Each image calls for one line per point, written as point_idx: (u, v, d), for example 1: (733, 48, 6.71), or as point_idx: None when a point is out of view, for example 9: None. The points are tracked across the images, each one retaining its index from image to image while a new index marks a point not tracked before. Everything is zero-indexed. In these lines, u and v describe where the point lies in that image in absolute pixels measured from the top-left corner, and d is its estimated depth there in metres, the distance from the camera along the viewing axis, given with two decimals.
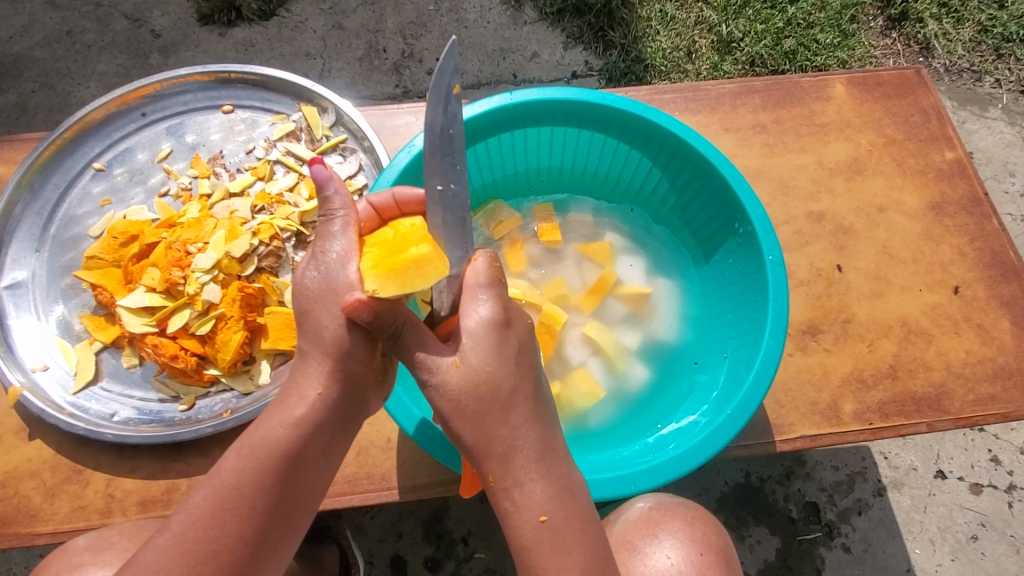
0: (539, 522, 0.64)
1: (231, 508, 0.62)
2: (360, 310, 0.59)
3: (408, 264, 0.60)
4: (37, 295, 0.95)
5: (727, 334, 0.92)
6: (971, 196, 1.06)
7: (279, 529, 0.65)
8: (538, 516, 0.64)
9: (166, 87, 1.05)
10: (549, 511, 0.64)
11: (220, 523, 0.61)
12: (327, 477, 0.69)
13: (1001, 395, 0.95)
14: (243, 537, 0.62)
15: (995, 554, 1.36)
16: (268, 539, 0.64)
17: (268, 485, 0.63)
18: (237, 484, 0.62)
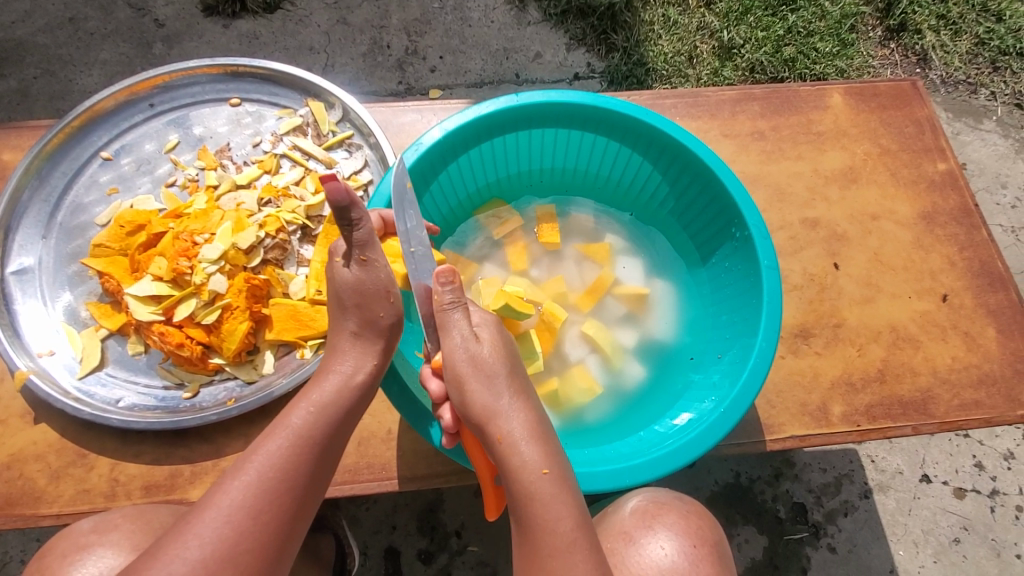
0: (541, 474, 0.67)
1: (295, 450, 0.68)
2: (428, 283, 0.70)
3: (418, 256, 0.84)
4: (43, 281, 0.97)
5: (722, 334, 0.94)
6: (962, 207, 1.09)
7: (327, 470, 0.72)
8: (541, 469, 0.67)
9: (175, 79, 1.06)
10: (550, 464, 0.67)
11: (295, 464, 0.68)
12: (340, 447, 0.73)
13: (985, 401, 0.98)
14: (307, 475, 0.68)
15: (976, 556, 1.39)
16: (319, 479, 0.70)
17: (312, 440, 0.70)
18: (300, 429, 0.69)
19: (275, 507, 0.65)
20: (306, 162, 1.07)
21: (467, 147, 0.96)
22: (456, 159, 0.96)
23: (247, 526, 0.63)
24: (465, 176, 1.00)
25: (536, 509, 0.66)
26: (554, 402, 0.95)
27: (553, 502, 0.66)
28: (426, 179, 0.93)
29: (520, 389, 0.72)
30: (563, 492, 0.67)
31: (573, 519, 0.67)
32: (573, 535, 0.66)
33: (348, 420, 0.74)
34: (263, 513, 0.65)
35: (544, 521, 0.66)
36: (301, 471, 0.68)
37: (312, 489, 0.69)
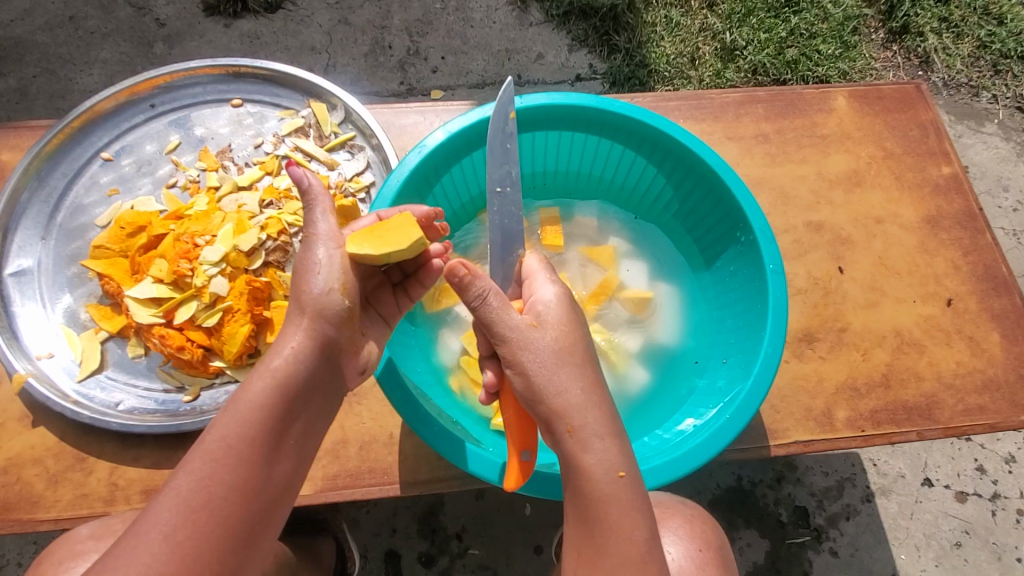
0: (618, 478, 0.65)
1: (225, 458, 0.62)
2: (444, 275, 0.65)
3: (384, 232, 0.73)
4: (42, 283, 0.96)
5: (727, 339, 0.94)
6: (966, 211, 1.08)
7: (278, 481, 0.66)
8: (616, 472, 0.65)
9: (176, 80, 1.06)
10: (626, 467, 0.65)
11: (212, 473, 0.60)
12: (309, 446, 0.71)
13: (989, 406, 0.97)
14: (242, 487, 0.62)
15: (978, 561, 1.39)
16: (266, 491, 0.64)
17: (257, 451, 0.64)
18: (233, 436, 0.63)
19: (192, 527, 0.58)
20: (308, 164, 1.05)
21: (471, 149, 0.95)
22: (459, 162, 0.95)
23: (160, 549, 0.56)
24: (469, 179, 0.99)
25: (608, 511, 0.64)
26: None
27: (626, 508, 0.64)
28: (430, 182, 0.93)
29: (593, 380, 0.68)
30: (639, 500, 0.65)
31: (650, 528, 0.65)
32: (648, 545, 0.65)
33: (311, 417, 0.71)
34: (178, 533, 0.57)
35: (618, 526, 0.64)
36: (227, 483, 0.61)
37: (255, 503, 0.63)
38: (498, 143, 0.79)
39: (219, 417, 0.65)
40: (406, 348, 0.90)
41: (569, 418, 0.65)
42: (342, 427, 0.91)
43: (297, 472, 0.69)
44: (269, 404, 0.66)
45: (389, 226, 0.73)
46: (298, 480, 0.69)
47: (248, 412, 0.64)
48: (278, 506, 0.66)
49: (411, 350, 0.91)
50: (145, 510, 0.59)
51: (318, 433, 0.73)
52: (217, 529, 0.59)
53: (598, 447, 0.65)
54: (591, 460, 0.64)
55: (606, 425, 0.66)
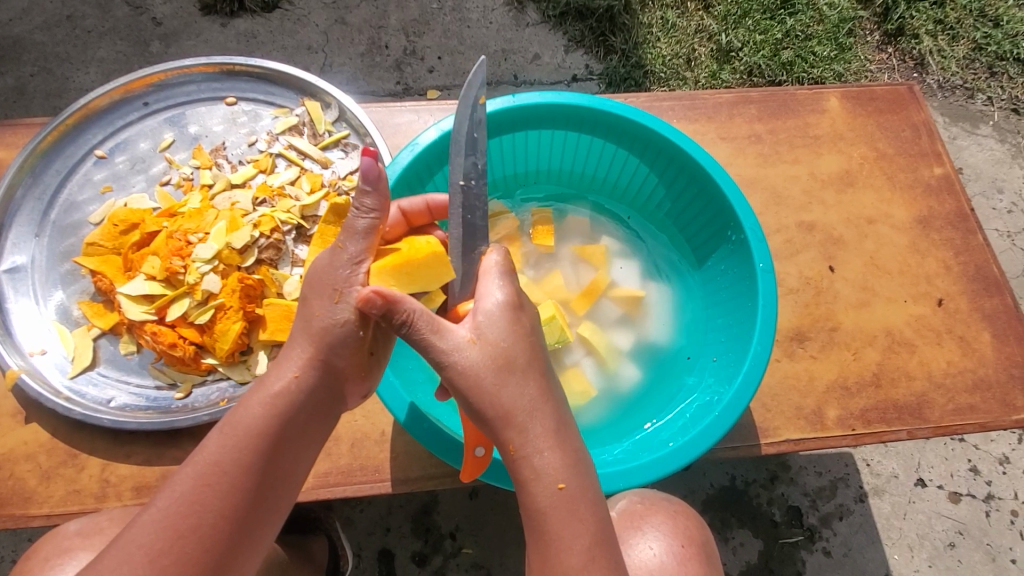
0: (556, 490, 0.63)
1: (213, 482, 0.63)
2: (369, 302, 0.61)
3: (416, 264, 0.70)
4: (36, 279, 0.96)
5: (718, 337, 0.94)
6: (958, 212, 1.09)
7: (265, 506, 0.67)
8: (557, 484, 0.63)
9: (170, 78, 1.06)
10: (568, 479, 0.64)
11: (201, 497, 0.62)
12: (305, 464, 0.72)
13: (980, 405, 0.98)
14: (227, 514, 0.63)
15: (971, 561, 1.39)
16: (252, 517, 0.65)
17: (250, 477, 0.65)
18: (226, 461, 0.64)
19: (176, 551, 0.60)
20: (302, 161, 1.06)
21: None
22: None
23: (142, 572, 0.58)
24: None
25: (581, 520, 0.64)
26: None
27: (570, 517, 0.64)
28: (421, 180, 0.93)
29: (543, 393, 0.65)
30: (583, 507, 0.64)
31: (592, 536, 0.64)
32: (591, 552, 0.64)
33: (310, 436, 0.71)
34: (161, 557, 0.60)
35: (561, 537, 0.63)
36: (214, 510, 0.62)
37: (240, 530, 0.64)
38: (464, 134, 0.68)
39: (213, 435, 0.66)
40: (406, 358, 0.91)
41: (512, 435, 0.63)
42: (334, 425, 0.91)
43: (287, 497, 0.70)
44: (270, 425, 0.66)
45: (417, 261, 0.70)
46: (288, 499, 0.70)
47: (239, 434, 0.65)
48: (263, 530, 0.68)
49: (409, 362, 0.92)
50: (133, 526, 0.61)
51: (315, 445, 0.72)
52: (201, 553, 0.61)
53: (538, 462, 0.63)
54: (529, 474, 0.63)
55: (547, 438, 0.63)
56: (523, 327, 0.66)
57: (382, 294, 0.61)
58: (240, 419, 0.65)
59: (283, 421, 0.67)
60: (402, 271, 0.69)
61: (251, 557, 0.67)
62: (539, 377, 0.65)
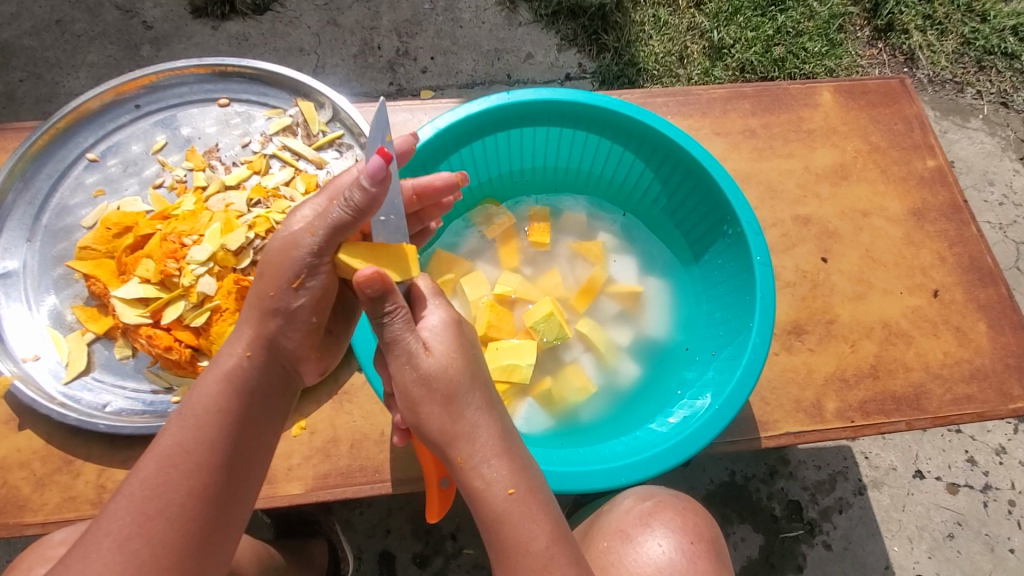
0: (507, 495, 0.64)
1: (179, 464, 0.64)
2: (372, 280, 0.62)
3: (392, 256, 0.67)
4: (28, 284, 0.95)
5: (717, 332, 0.94)
6: (951, 204, 1.09)
7: (237, 493, 0.67)
8: (507, 489, 0.65)
9: (162, 80, 1.05)
10: (517, 483, 0.65)
11: (165, 480, 0.63)
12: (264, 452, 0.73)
13: (977, 395, 0.98)
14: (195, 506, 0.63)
15: (971, 552, 1.40)
16: (221, 506, 0.66)
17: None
18: (188, 441, 0.65)
19: (146, 534, 0.60)
20: (296, 162, 1.05)
21: (459, 145, 0.95)
22: (448, 158, 0.95)
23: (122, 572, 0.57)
24: None
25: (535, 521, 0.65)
26: (547, 402, 0.94)
27: (525, 520, 0.64)
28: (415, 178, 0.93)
29: (488, 401, 0.68)
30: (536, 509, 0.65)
31: (548, 534, 0.65)
32: (549, 551, 0.64)
33: (272, 407, 0.75)
34: (130, 541, 0.60)
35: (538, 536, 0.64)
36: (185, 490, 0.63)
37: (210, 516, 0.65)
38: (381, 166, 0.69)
39: (208, 428, 0.67)
40: (369, 348, 0.84)
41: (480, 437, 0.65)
42: (333, 425, 0.91)
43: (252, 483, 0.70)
44: (237, 412, 0.69)
45: (390, 251, 0.67)
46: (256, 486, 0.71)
47: None
48: (232, 515, 0.68)
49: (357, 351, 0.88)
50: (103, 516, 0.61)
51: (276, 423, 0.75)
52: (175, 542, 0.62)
53: (486, 471, 0.64)
54: (479, 484, 0.65)
55: (492, 447, 0.65)
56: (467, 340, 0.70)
57: (385, 278, 0.63)
58: (203, 398, 0.68)
59: None
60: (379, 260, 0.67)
61: (222, 544, 0.66)
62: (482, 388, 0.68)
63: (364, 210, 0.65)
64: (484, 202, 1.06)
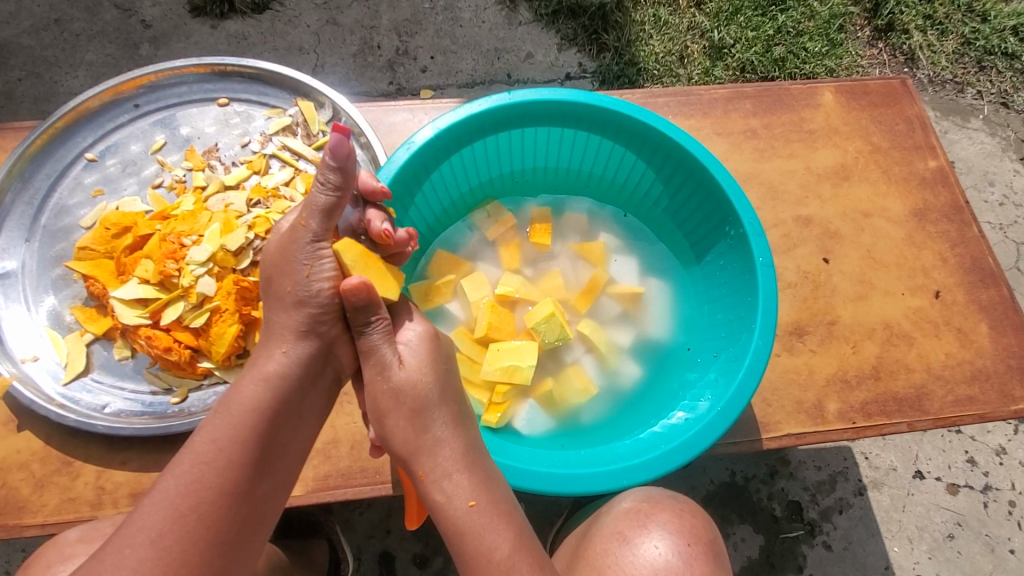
0: (468, 508, 0.68)
1: (214, 462, 0.64)
2: (358, 290, 0.69)
3: (381, 271, 0.74)
4: (26, 285, 0.95)
5: (719, 333, 0.94)
6: (953, 204, 1.09)
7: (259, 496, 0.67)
8: (468, 502, 0.68)
9: (161, 79, 1.04)
10: (478, 496, 0.69)
11: (201, 476, 0.63)
12: (294, 455, 0.73)
13: (978, 396, 0.98)
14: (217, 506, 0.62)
15: (971, 553, 1.40)
16: (242, 512, 0.65)
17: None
18: (223, 440, 0.66)
19: (178, 532, 0.60)
20: (296, 162, 1.05)
21: (460, 146, 0.95)
22: (449, 159, 0.95)
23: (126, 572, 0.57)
24: (459, 175, 0.99)
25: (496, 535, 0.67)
26: (549, 403, 0.94)
27: (488, 531, 0.67)
28: (417, 179, 0.92)
29: (453, 415, 0.74)
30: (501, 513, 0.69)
31: (511, 543, 0.67)
32: (510, 559, 0.66)
33: (305, 409, 0.75)
34: (163, 538, 0.59)
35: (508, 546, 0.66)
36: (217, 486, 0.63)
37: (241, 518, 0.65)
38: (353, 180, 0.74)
39: (242, 428, 0.67)
40: None
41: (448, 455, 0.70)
42: (333, 426, 0.90)
43: (280, 487, 0.71)
44: (246, 413, 0.68)
45: (378, 265, 0.74)
46: (284, 492, 0.71)
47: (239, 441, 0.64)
48: (260, 521, 0.68)
49: None
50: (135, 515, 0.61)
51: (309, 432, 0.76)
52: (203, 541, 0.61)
53: (445, 485, 0.69)
54: (440, 497, 0.69)
55: (455, 461, 0.71)
56: (440, 353, 0.77)
57: (371, 289, 0.70)
58: (230, 403, 0.69)
59: None
60: (370, 270, 0.73)
61: (249, 549, 0.66)
62: (449, 404, 0.74)
63: (342, 188, 0.70)
64: (485, 203, 1.06)
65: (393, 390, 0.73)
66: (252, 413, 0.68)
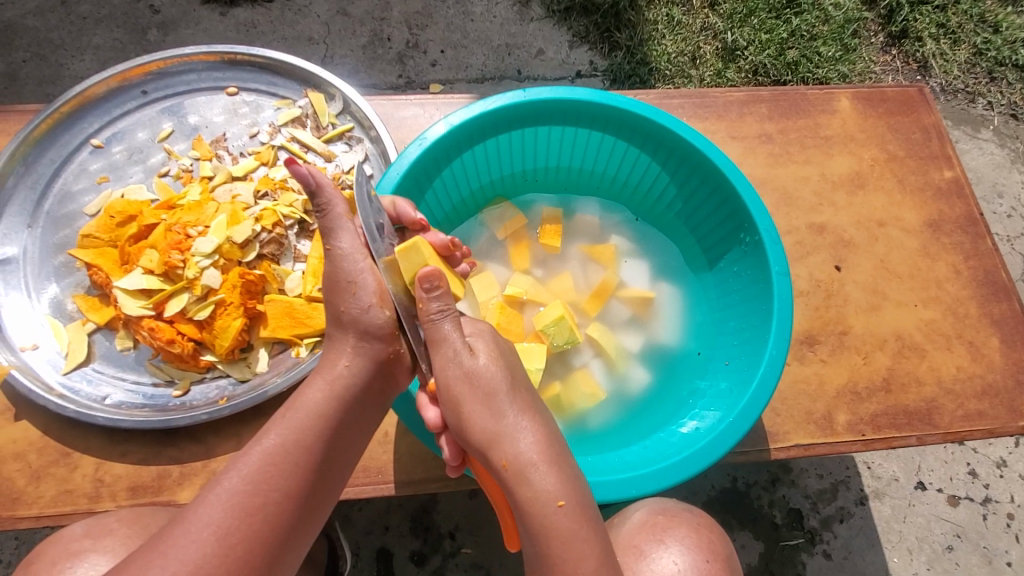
0: (556, 507, 0.65)
1: (281, 463, 0.64)
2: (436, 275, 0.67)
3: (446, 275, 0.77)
4: (28, 272, 0.93)
5: (730, 341, 0.92)
6: (967, 216, 1.08)
7: (314, 499, 0.67)
8: (557, 502, 0.65)
9: (171, 66, 1.03)
10: (567, 496, 0.65)
11: (268, 477, 0.63)
12: (349, 459, 0.73)
13: (988, 411, 0.97)
14: (232, 505, 0.61)
15: (970, 564, 1.39)
16: (301, 514, 0.66)
17: (277, 482, 0.63)
18: (289, 443, 0.65)
19: (244, 530, 0.60)
20: (305, 155, 1.03)
21: (472, 143, 0.93)
22: (460, 157, 0.94)
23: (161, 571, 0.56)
24: (470, 173, 0.97)
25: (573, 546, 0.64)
26: (555, 407, 0.93)
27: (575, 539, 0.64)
28: (428, 176, 0.91)
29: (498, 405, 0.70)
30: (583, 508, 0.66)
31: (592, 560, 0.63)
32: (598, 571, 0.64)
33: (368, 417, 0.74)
34: (230, 535, 0.59)
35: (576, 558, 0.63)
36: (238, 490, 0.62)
37: (297, 520, 0.65)
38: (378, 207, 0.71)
39: (308, 431, 0.67)
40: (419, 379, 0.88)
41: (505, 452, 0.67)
42: None
43: (333, 490, 0.71)
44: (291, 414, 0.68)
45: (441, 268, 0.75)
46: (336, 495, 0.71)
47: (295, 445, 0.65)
48: (312, 524, 0.68)
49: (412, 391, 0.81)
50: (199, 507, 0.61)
51: (360, 443, 0.75)
52: (253, 545, 0.61)
53: (534, 480, 0.65)
54: (527, 493, 0.65)
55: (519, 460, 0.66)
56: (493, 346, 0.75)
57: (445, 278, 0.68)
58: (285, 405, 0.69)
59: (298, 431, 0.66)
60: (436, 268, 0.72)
61: (297, 550, 0.66)
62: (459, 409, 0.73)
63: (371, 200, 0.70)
64: (495, 202, 1.04)
65: (467, 373, 0.69)
66: (281, 412, 0.68)
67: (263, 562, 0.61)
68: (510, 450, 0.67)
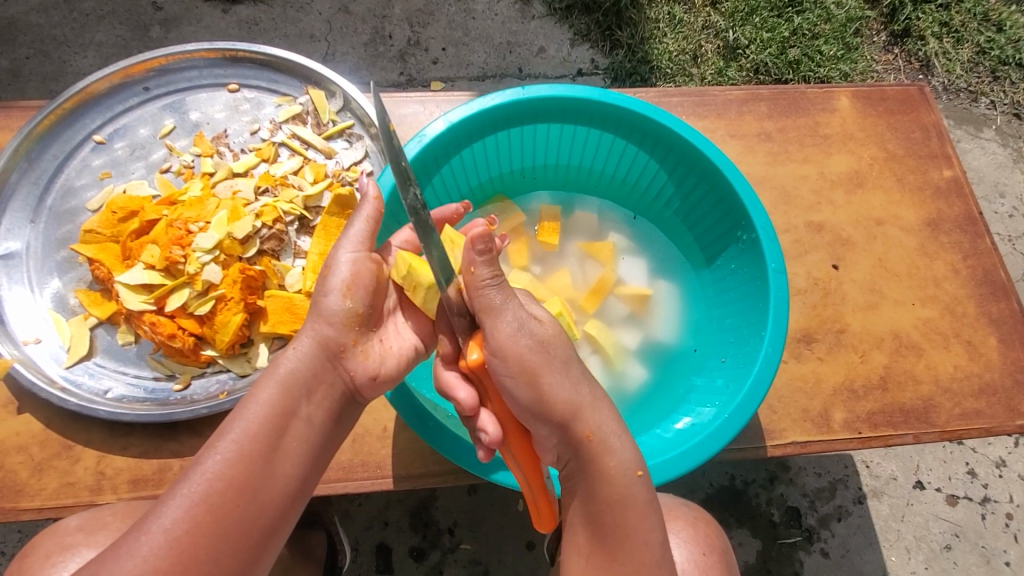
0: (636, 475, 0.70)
1: (229, 455, 0.63)
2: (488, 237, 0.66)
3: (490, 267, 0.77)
4: (30, 266, 0.94)
5: (727, 338, 0.93)
6: (966, 215, 1.08)
7: (275, 494, 0.65)
8: (635, 470, 0.71)
9: (172, 62, 1.03)
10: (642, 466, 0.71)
11: (215, 468, 0.62)
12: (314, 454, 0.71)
13: (985, 410, 0.97)
14: (194, 499, 0.60)
15: (967, 563, 1.39)
16: (258, 510, 0.63)
17: (224, 474, 0.62)
18: (238, 434, 0.65)
19: (190, 523, 0.59)
20: (305, 151, 1.04)
21: (471, 140, 0.94)
22: (459, 154, 0.94)
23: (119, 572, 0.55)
24: (469, 170, 0.98)
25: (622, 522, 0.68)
26: None
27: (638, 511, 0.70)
28: (428, 173, 0.92)
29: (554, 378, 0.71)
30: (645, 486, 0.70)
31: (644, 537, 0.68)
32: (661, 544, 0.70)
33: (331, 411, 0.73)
34: (175, 528, 0.58)
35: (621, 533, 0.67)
36: (220, 477, 0.62)
37: (253, 515, 0.63)
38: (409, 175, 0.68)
39: (260, 423, 0.66)
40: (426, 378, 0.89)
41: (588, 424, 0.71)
42: None
43: (299, 486, 0.69)
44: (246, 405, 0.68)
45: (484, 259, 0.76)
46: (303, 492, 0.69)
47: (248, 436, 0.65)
48: (276, 521, 0.65)
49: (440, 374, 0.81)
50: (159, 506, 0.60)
51: (326, 437, 0.73)
52: (201, 539, 0.59)
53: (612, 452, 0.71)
54: (611, 462, 0.70)
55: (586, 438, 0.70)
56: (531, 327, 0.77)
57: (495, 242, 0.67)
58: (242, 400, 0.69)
59: (254, 424, 0.66)
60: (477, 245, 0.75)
61: (259, 548, 0.64)
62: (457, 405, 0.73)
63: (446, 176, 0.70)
64: (494, 199, 1.05)
65: (541, 344, 0.70)
66: (238, 405, 0.68)
67: (214, 556, 0.59)
68: (593, 420, 0.71)
